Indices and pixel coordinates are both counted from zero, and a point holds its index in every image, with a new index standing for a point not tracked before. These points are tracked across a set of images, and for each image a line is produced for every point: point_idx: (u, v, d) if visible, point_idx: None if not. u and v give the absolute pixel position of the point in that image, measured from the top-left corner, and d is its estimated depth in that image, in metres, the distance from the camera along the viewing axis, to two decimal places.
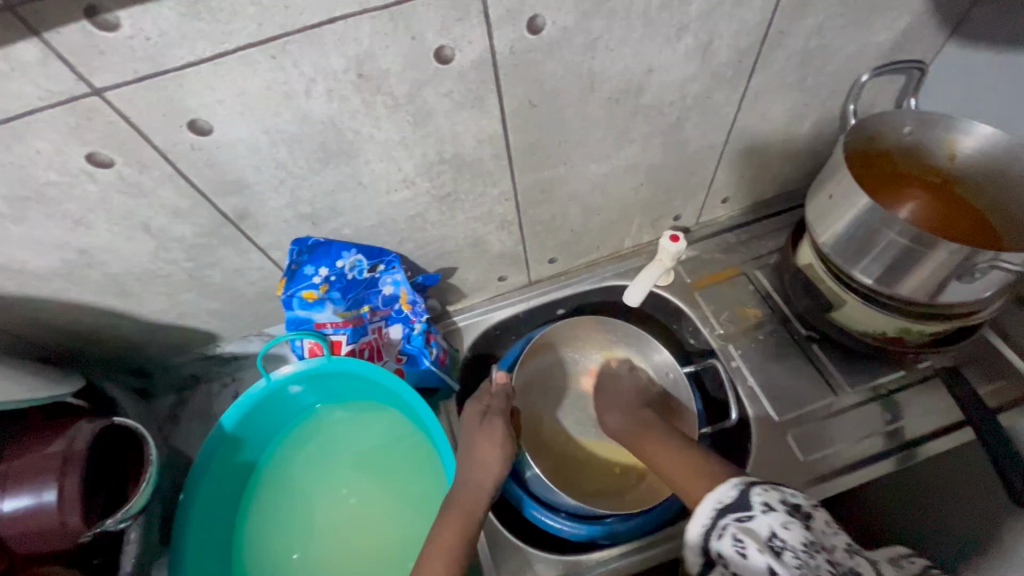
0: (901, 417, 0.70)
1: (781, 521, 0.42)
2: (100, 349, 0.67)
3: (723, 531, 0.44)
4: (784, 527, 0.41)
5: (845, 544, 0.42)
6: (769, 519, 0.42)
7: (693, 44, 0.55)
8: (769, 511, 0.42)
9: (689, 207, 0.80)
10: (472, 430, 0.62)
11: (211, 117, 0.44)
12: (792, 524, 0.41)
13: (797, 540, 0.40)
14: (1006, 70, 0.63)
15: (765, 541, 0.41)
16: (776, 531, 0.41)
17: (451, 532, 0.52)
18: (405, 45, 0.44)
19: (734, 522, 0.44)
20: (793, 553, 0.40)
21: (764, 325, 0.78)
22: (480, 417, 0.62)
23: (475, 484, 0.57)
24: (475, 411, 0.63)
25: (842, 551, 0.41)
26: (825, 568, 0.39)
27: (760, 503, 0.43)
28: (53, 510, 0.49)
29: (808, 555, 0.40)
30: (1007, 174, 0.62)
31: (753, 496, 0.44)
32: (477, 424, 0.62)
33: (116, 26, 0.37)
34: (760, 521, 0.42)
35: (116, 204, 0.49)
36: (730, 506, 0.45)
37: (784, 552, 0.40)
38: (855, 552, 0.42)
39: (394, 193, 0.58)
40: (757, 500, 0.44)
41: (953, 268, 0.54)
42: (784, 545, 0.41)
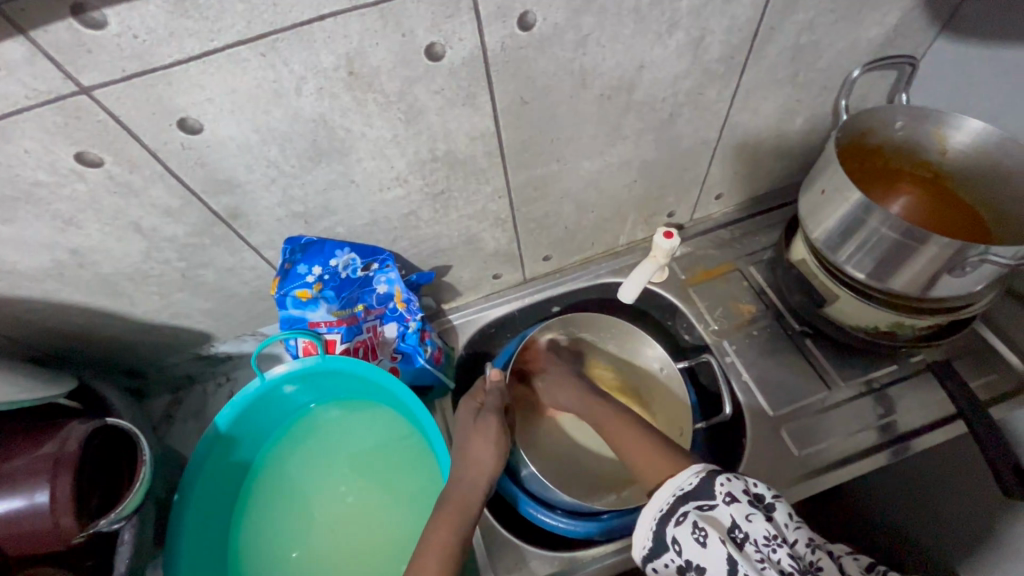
0: (894, 411, 0.70)
1: (744, 513, 0.46)
2: (93, 350, 0.67)
3: (683, 517, 0.48)
4: (746, 518, 0.46)
5: (808, 539, 0.46)
6: (731, 510, 0.47)
7: (684, 41, 0.55)
8: (732, 501, 0.47)
9: (682, 203, 0.80)
10: (467, 427, 0.62)
11: (201, 115, 0.44)
12: (754, 515, 0.46)
13: (757, 531, 0.45)
14: (995, 65, 0.64)
15: (726, 531, 0.46)
16: (738, 522, 0.46)
17: (444, 532, 0.52)
18: (395, 42, 0.44)
19: (697, 511, 0.48)
20: (753, 542, 0.45)
21: (758, 321, 0.79)
22: (474, 415, 0.63)
23: (469, 483, 0.57)
24: (470, 409, 0.64)
25: (803, 545, 0.46)
26: (784, 560, 0.44)
27: (723, 493, 0.48)
28: (46, 511, 0.48)
29: (768, 546, 0.45)
30: (997, 168, 0.63)
31: (716, 486, 0.49)
32: (471, 421, 0.62)
33: (103, 23, 0.36)
34: (722, 510, 0.47)
35: (107, 204, 0.49)
36: (693, 493, 0.49)
37: (743, 541, 0.45)
38: (817, 548, 0.46)
39: (387, 191, 0.58)
40: (720, 490, 0.48)
41: (944, 262, 0.54)
42: (745, 536, 0.46)
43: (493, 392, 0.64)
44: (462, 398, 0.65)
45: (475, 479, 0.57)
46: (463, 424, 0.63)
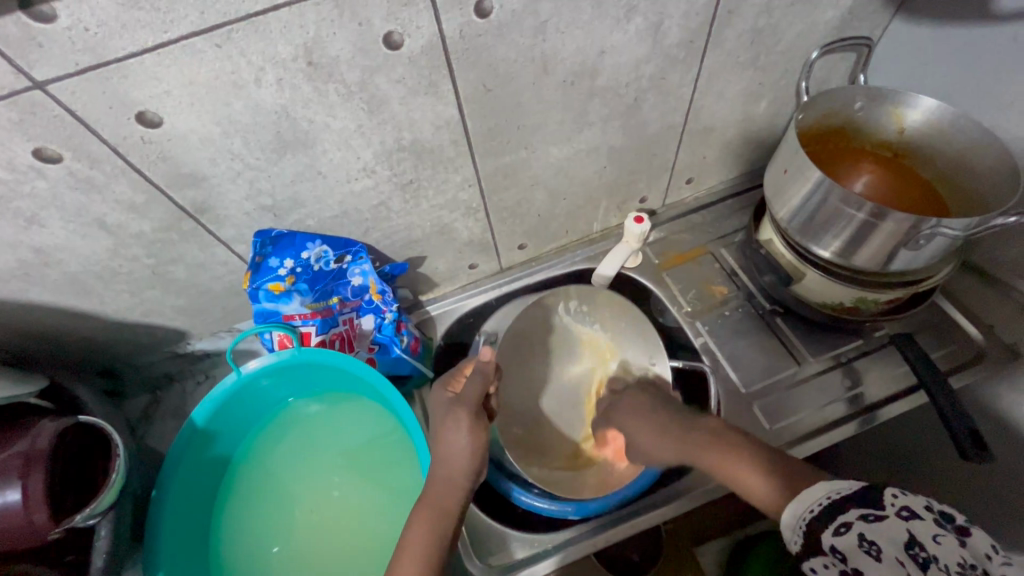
0: (861, 382, 0.72)
1: (931, 533, 0.37)
2: (66, 350, 0.66)
3: (845, 525, 0.39)
4: (935, 540, 0.36)
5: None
6: (911, 527, 0.37)
7: (643, 25, 0.56)
8: (911, 518, 0.38)
9: (654, 189, 0.81)
10: (440, 418, 0.61)
11: (160, 108, 0.44)
12: (944, 538, 0.36)
13: (950, 557, 0.36)
14: (945, 44, 0.66)
15: (904, 548, 0.37)
16: (922, 540, 0.37)
17: (421, 530, 0.54)
18: (353, 31, 0.44)
19: (863, 521, 0.38)
20: (946, 570, 0.35)
21: (729, 302, 0.80)
22: (448, 405, 0.61)
23: (445, 476, 0.57)
24: (442, 397, 0.63)
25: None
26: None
27: (898, 506, 0.38)
28: (19, 508, 0.50)
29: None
30: (951, 145, 0.64)
31: (888, 497, 0.39)
32: (445, 412, 0.61)
33: (53, 17, 0.36)
34: (895, 524, 0.38)
35: (69, 201, 0.49)
36: (860, 499, 0.39)
37: (930, 565, 0.36)
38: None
39: (354, 181, 0.58)
40: (894, 504, 0.39)
41: (901, 236, 0.56)
42: (933, 559, 0.36)
43: (475, 378, 0.63)
44: (439, 385, 0.64)
45: (451, 473, 0.57)
46: (438, 412, 0.62)
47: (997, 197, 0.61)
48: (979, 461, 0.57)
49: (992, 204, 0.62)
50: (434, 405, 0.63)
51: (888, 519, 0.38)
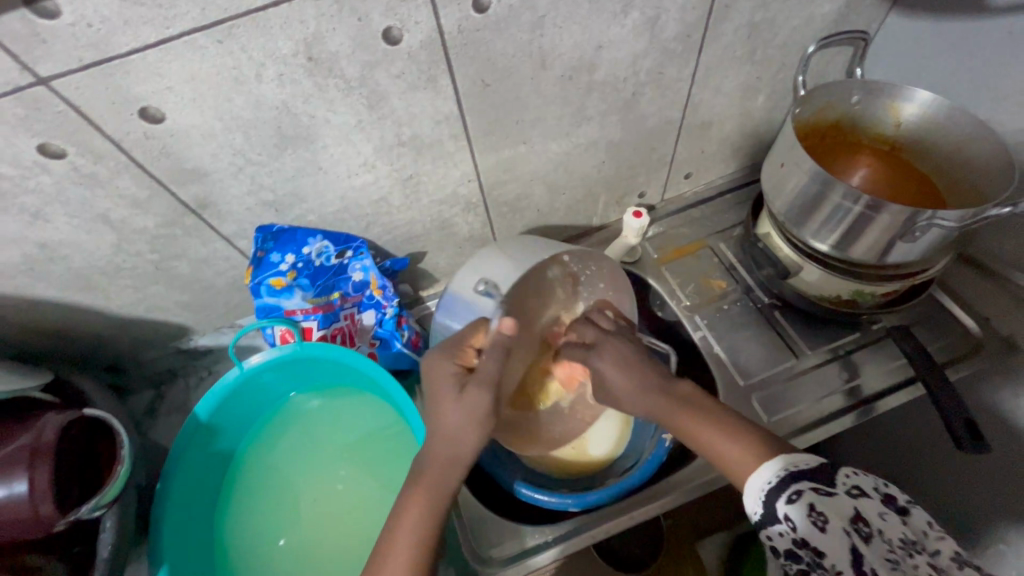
0: (858, 374, 0.73)
1: (877, 510, 0.40)
2: (70, 345, 0.67)
3: (796, 497, 0.41)
4: (876, 516, 0.40)
5: (951, 552, 0.40)
6: (858, 503, 0.40)
7: (640, 20, 0.56)
8: (858, 495, 0.41)
9: (653, 183, 0.82)
10: (448, 397, 0.52)
11: (162, 104, 0.45)
12: (884, 515, 0.40)
13: (891, 531, 0.39)
14: (941, 37, 0.66)
15: (850, 521, 0.39)
16: (868, 517, 0.40)
17: (411, 516, 0.50)
18: (352, 27, 0.45)
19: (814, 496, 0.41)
20: (883, 541, 0.39)
21: (728, 296, 0.80)
22: (457, 385, 0.52)
23: (446, 464, 0.52)
24: (448, 373, 0.53)
25: (946, 558, 0.39)
26: (923, 568, 0.38)
27: (848, 484, 0.41)
28: (24, 499, 0.50)
29: (902, 549, 0.39)
30: (948, 138, 0.65)
31: (841, 475, 0.41)
32: (455, 394, 0.52)
33: (57, 13, 0.37)
34: (845, 500, 0.40)
35: (74, 196, 0.50)
36: (812, 474, 0.41)
37: (870, 537, 0.39)
38: (964, 564, 0.39)
39: (355, 177, 0.59)
40: (845, 482, 0.41)
41: (897, 228, 0.56)
42: (875, 533, 0.39)
43: (490, 353, 0.53)
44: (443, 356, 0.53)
45: (452, 458, 0.52)
46: (442, 389, 0.53)
47: (992, 188, 0.62)
48: (974, 452, 0.58)
49: (987, 195, 0.62)
50: (434, 377, 0.53)
51: (838, 495, 0.40)
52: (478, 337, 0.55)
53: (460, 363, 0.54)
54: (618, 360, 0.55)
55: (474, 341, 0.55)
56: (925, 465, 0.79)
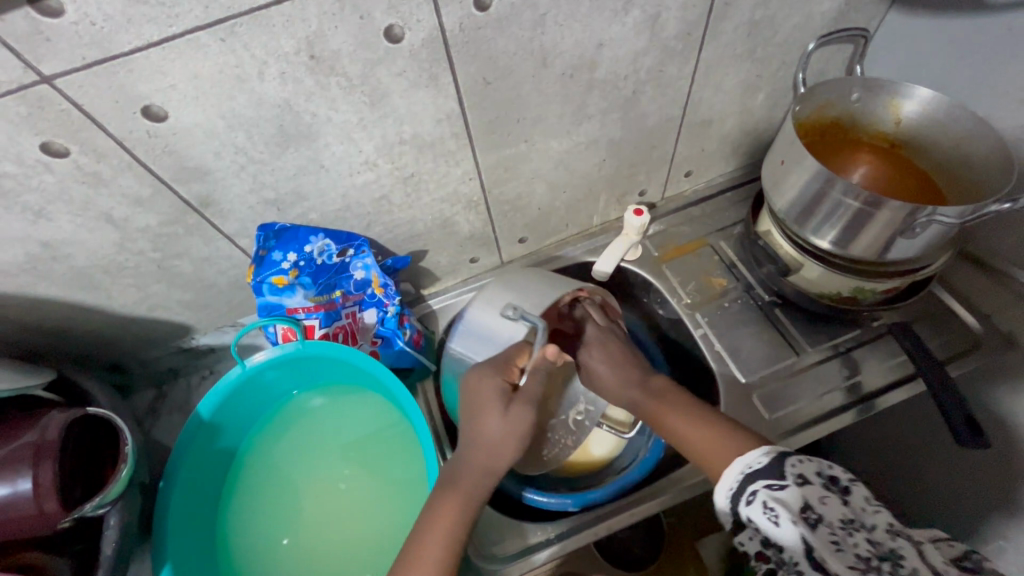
0: (859, 371, 0.73)
1: (819, 495, 0.43)
2: (73, 345, 0.67)
3: (753, 498, 0.44)
4: (821, 501, 0.42)
5: (887, 524, 0.42)
6: (805, 492, 0.43)
7: (641, 18, 0.57)
8: (804, 484, 0.43)
9: (653, 181, 0.82)
10: (493, 412, 0.57)
11: (165, 102, 0.45)
12: (830, 499, 0.42)
13: (832, 514, 0.42)
14: (941, 34, 0.66)
15: (798, 512, 0.42)
16: (812, 503, 0.42)
17: (446, 523, 0.53)
18: (354, 25, 0.45)
19: (768, 492, 0.44)
20: (830, 525, 0.41)
21: (729, 293, 0.81)
22: (504, 400, 0.57)
23: (481, 470, 0.56)
24: (496, 388, 0.58)
25: (883, 531, 0.42)
26: (862, 547, 0.41)
27: (795, 474, 0.44)
28: (30, 496, 0.50)
29: (844, 530, 0.42)
30: (948, 135, 0.65)
31: (787, 466, 0.44)
32: (501, 408, 0.57)
33: (60, 11, 0.37)
34: (794, 492, 0.43)
35: (77, 195, 0.50)
36: (764, 473, 0.45)
37: (818, 524, 0.42)
38: (898, 534, 0.42)
39: (356, 175, 0.59)
40: (792, 471, 0.44)
41: (897, 225, 0.56)
42: (820, 518, 0.42)
43: (536, 373, 0.59)
44: (492, 373, 0.59)
45: (488, 466, 0.56)
46: (489, 404, 0.57)
47: (990, 184, 0.62)
48: (975, 446, 0.58)
49: (987, 192, 0.62)
50: (481, 392, 0.58)
51: (787, 488, 0.43)
52: (523, 358, 0.62)
53: (506, 380, 0.59)
54: (615, 364, 0.65)
55: (519, 361, 0.61)
56: (924, 461, 0.79)
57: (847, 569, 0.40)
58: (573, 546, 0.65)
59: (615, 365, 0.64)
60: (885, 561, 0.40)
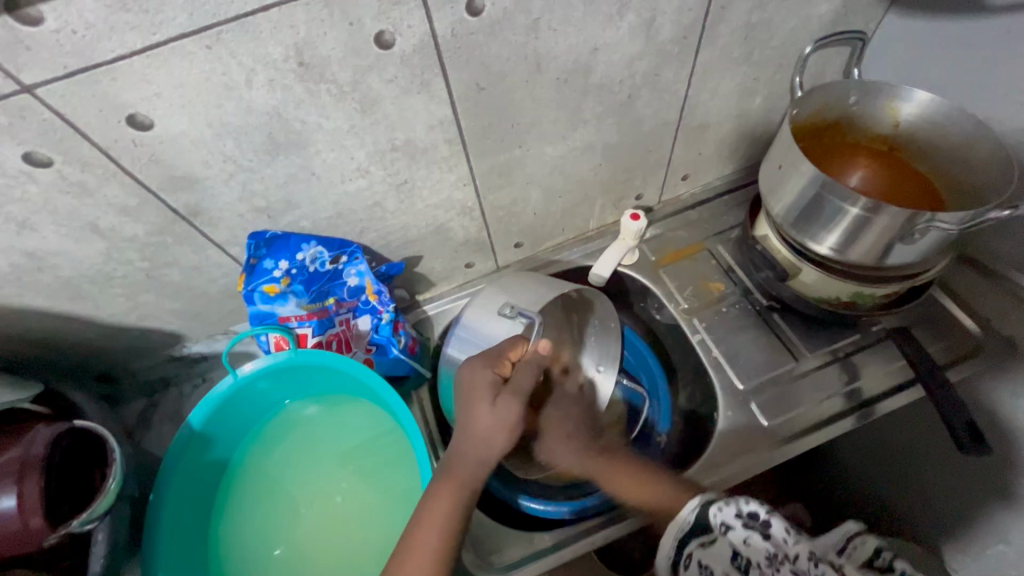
0: (858, 377, 0.72)
1: (742, 537, 0.50)
2: (61, 354, 0.66)
3: (689, 558, 0.52)
4: (745, 543, 0.50)
5: (808, 552, 0.48)
6: (730, 538, 0.51)
7: (636, 22, 0.56)
8: (727, 530, 0.51)
9: (649, 186, 0.81)
10: (482, 401, 0.56)
11: (151, 111, 0.44)
12: (751, 538, 0.50)
13: (756, 553, 0.49)
14: (939, 37, 0.66)
15: (728, 560, 0.50)
16: (738, 548, 0.50)
17: (442, 512, 0.53)
18: (344, 32, 0.44)
19: (699, 548, 0.52)
20: (755, 564, 0.48)
21: (727, 298, 0.80)
22: (493, 391, 0.57)
23: (474, 465, 0.56)
24: (487, 379, 0.58)
25: (805, 558, 0.48)
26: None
27: (719, 523, 0.52)
28: (14, 513, 0.50)
29: (769, 564, 0.48)
30: (946, 138, 0.64)
31: (712, 517, 0.53)
32: (490, 398, 0.56)
33: (40, 20, 0.36)
34: (720, 543, 0.51)
35: (62, 205, 0.49)
36: (695, 530, 0.53)
37: (749, 566, 0.48)
38: (818, 560, 0.48)
39: (349, 182, 0.58)
40: (716, 520, 0.52)
41: (896, 230, 0.56)
42: (748, 561, 0.49)
43: (528, 367, 0.59)
44: (483, 364, 0.59)
45: (482, 459, 0.56)
46: (478, 394, 0.57)
47: (990, 188, 0.61)
48: (976, 453, 0.57)
49: (988, 195, 0.61)
50: (472, 383, 0.58)
51: (716, 540, 0.51)
52: (517, 352, 0.61)
53: (498, 373, 0.59)
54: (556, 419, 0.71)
55: (512, 355, 0.61)
56: (925, 466, 0.78)
57: None
58: (569, 557, 0.64)
59: (557, 423, 0.70)
60: None
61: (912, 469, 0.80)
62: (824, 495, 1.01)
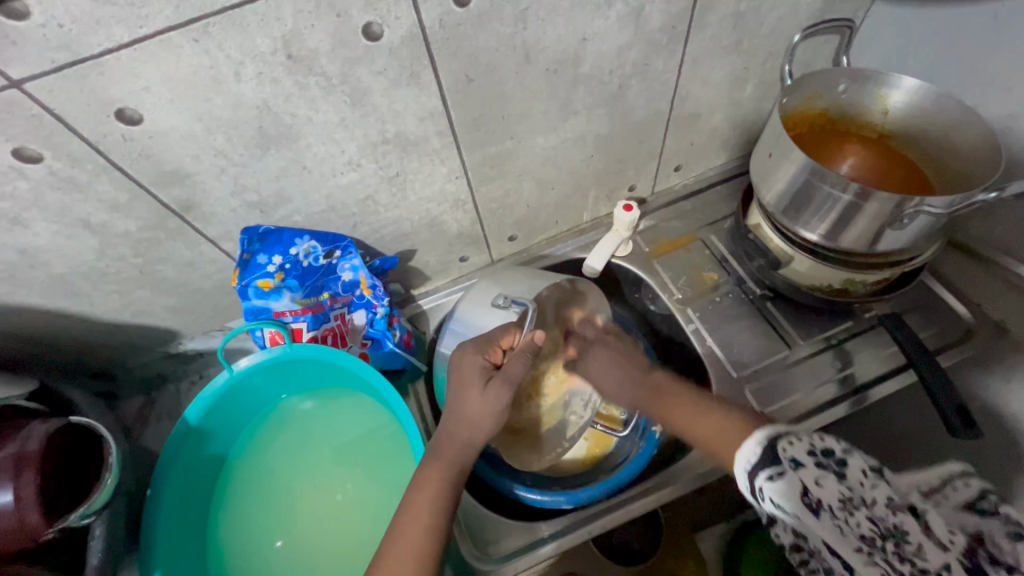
0: (852, 363, 0.72)
1: (812, 477, 0.41)
2: (57, 351, 0.66)
3: (759, 493, 0.43)
4: (818, 484, 0.41)
5: (889, 498, 0.40)
6: (800, 477, 0.41)
7: (624, 11, 0.56)
8: (799, 466, 0.42)
9: (643, 176, 0.82)
10: (473, 388, 0.57)
11: (140, 105, 0.44)
12: (826, 479, 0.41)
13: (829, 496, 0.40)
14: (928, 23, 0.66)
15: (801, 499, 0.41)
16: (808, 487, 0.41)
17: (435, 485, 0.53)
18: (331, 24, 0.44)
19: (769, 483, 0.43)
20: (830, 508, 0.40)
21: (720, 288, 0.80)
22: (484, 377, 0.57)
23: (463, 454, 0.56)
24: (476, 365, 0.58)
25: (885, 506, 0.40)
26: (865, 526, 0.39)
27: (788, 458, 0.42)
28: (10, 509, 0.50)
29: (844, 510, 0.40)
30: (935, 124, 0.64)
31: (779, 450, 0.43)
32: (480, 384, 0.57)
33: (26, 13, 0.37)
34: (792, 476, 0.42)
35: (52, 201, 0.49)
36: (759, 465, 0.44)
37: (821, 511, 0.40)
38: (899, 508, 0.40)
39: (340, 176, 0.58)
40: (785, 456, 0.43)
41: (886, 216, 0.56)
42: (819, 502, 0.40)
43: (521, 355, 0.59)
44: (474, 350, 0.59)
45: (470, 446, 0.56)
46: (469, 380, 0.58)
47: (977, 174, 0.62)
48: (967, 436, 0.58)
49: (976, 180, 0.62)
50: (463, 368, 0.58)
51: (785, 475, 0.42)
52: (508, 339, 0.61)
53: (489, 360, 0.59)
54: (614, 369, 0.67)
55: (503, 342, 0.61)
56: (921, 453, 0.79)
57: (854, 553, 0.39)
58: (566, 546, 0.65)
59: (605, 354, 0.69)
60: (888, 541, 0.39)
61: (908, 456, 0.81)
62: None
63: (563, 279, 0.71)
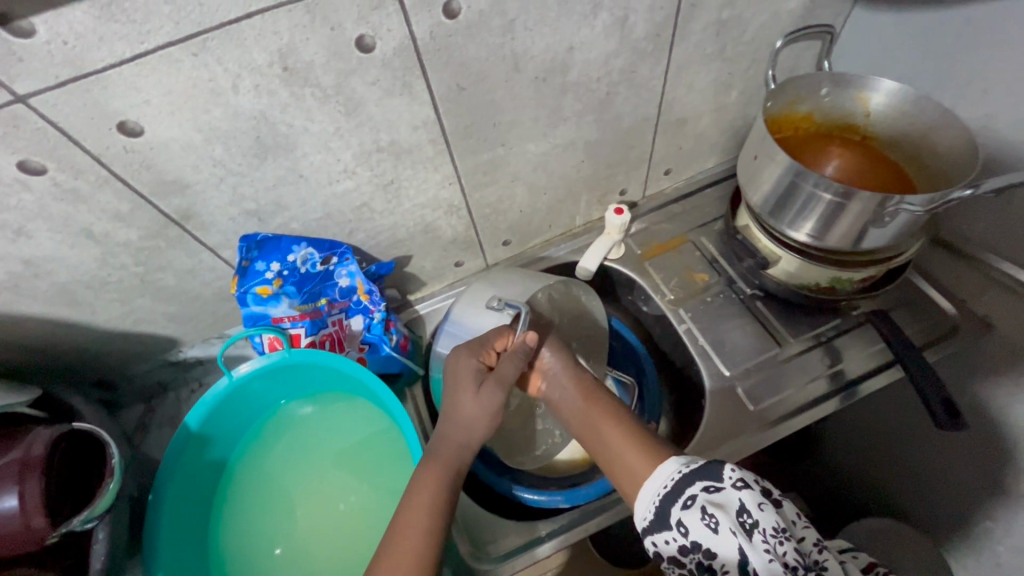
0: (841, 360, 0.74)
1: (756, 501, 0.43)
2: (59, 360, 0.67)
3: (691, 501, 0.45)
4: (758, 507, 0.43)
5: (815, 538, 0.44)
6: (742, 496, 0.43)
7: (609, 21, 0.58)
8: (743, 487, 0.44)
9: (632, 180, 0.83)
10: (467, 391, 0.58)
11: (140, 117, 0.46)
12: (766, 505, 0.43)
13: (767, 519, 0.42)
14: (904, 28, 0.68)
15: (735, 517, 0.43)
16: (748, 507, 0.43)
17: (433, 485, 0.53)
18: (325, 36, 0.46)
19: (704, 493, 0.44)
20: (763, 532, 0.42)
21: (711, 288, 0.82)
22: (478, 380, 0.59)
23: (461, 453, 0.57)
24: (471, 367, 0.59)
25: (810, 543, 0.43)
26: (791, 556, 0.41)
27: (733, 477, 0.44)
28: (16, 513, 0.51)
29: (776, 538, 0.42)
30: (914, 125, 0.66)
31: (726, 470, 0.45)
32: (475, 385, 0.58)
33: (32, 31, 0.38)
34: (731, 493, 0.44)
35: (56, 212, 0.50)
36: (704, 474, 0.45)
37: (754, 531, 0.42)
38: (823, 548, 0.43)
39: (336, 184, 0.60)
40: (731, 475, 0.45)
41: (868, 215, 0.58)
42: (755, 523, 0.42)
43: (513, 357, 0.60)
44: (467, 353, 0.60)
45: (464, 444, 0.57)
46: (465, 381, 0.59)
47: (955, 174, 0.63)
48: (953, 427, 0.59)
49: (954, 179, 0.64)
50: (457, 370, 0.60)
51: (724, 490, 0.44)
52: (502, 341, 0.62)
53: (483, 361, 0.60)
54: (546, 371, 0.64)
55: (497, 345, 0.62)
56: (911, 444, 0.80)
57: None
58: (561, 545, 0.65)
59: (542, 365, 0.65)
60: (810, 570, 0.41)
61: (900, 449, 0.82)
62: (816, 481, 1.03)
63: (557, 281, 0.72)
